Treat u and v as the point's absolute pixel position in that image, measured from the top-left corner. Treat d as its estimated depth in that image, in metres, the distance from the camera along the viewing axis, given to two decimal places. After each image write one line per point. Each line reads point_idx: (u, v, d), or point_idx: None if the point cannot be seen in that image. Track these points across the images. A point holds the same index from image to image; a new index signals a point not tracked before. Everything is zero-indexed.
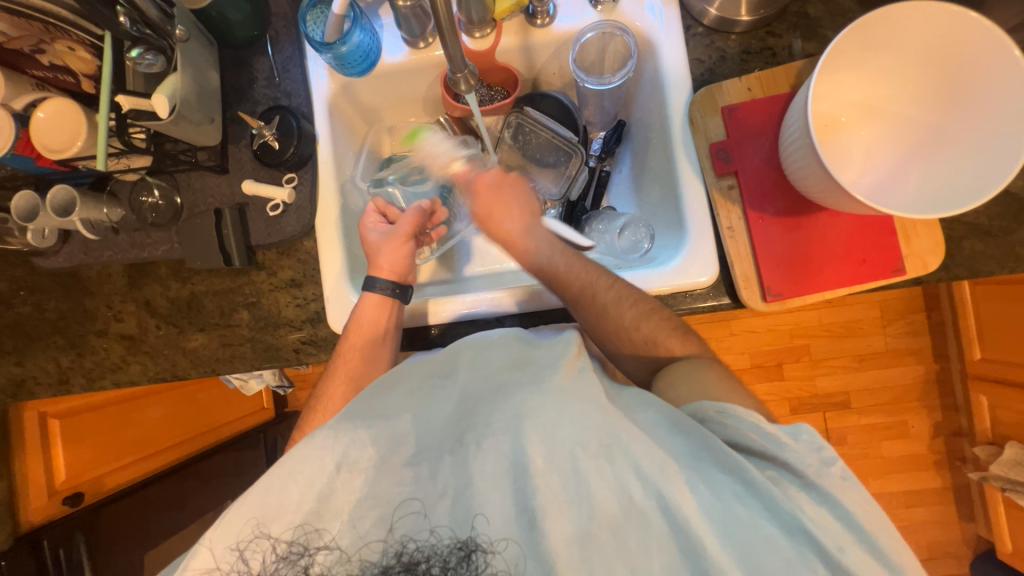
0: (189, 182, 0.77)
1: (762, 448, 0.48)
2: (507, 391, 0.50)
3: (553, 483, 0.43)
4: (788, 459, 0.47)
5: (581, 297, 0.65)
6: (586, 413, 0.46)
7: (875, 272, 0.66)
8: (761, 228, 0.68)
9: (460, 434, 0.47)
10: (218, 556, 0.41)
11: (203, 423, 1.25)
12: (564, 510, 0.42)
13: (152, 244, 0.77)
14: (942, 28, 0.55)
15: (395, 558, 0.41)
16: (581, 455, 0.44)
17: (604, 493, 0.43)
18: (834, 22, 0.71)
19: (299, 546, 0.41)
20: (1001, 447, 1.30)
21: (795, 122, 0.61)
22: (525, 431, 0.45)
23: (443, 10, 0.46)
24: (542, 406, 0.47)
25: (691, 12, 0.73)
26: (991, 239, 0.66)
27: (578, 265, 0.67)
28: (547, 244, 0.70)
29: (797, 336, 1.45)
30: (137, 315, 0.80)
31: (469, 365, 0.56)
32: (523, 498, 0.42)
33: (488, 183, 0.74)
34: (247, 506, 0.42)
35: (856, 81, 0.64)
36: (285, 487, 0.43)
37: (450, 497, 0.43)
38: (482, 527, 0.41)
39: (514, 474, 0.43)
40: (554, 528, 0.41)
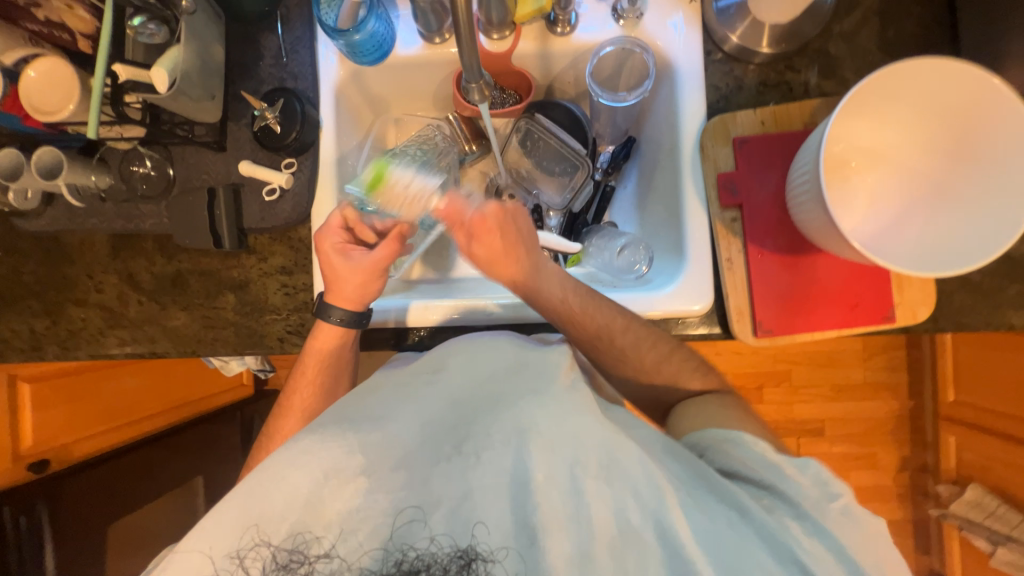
0: (184, 156, 0.75)
1: (762, 479, 0.48)
2: (506, 402, 0.49)
3: (553, 500, 0.42)
4: (787, 490, 0.47)
5: (598, 338, 0.64)
6: (589, 428, 0.45)
7: (864, 317, 0.67)
8: (759, 263, 0.68)
9: (458, 442, 0.46)
10: (217, 564, 0.40)
11: (173, 398, 1.24)
12: (563, 528, 0.42)
13: (140, 216, 0.75)
14: (962, 85, 0.55)
15: (395, 566, 0.40)
16: (581, 474, 0.44)
17: (602, 514, 0.43)
18: (853, 63, 0.71)
19: (298, 555, 0.40)
20: (962, 487, 1.34)
21: (806, 161, 0.60)
22: (526, 448, 0.44)
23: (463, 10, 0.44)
24: (541, 422, 0.46)
25: (712, 37, 0.72)
26: (980, 293, 0.67)
27: (592, 306, 0.64)
28: (558, 287, 0.64)
29: (780, 361, 1.47)
30: (119, 287, 0.77)
31: (460, 366, 0.53)
32: (523, 514, 0.42)
33: (488, 224, 0.63)
34: (232, 509, 0.42)
35: (869, 128, 0.64)
36: (263, 490, 0.42)
37: (447, 508, 0.42)
38: (483, 536, 0.41)
39: (513, 490, 0.43)
40: (554, 548, 0.41)
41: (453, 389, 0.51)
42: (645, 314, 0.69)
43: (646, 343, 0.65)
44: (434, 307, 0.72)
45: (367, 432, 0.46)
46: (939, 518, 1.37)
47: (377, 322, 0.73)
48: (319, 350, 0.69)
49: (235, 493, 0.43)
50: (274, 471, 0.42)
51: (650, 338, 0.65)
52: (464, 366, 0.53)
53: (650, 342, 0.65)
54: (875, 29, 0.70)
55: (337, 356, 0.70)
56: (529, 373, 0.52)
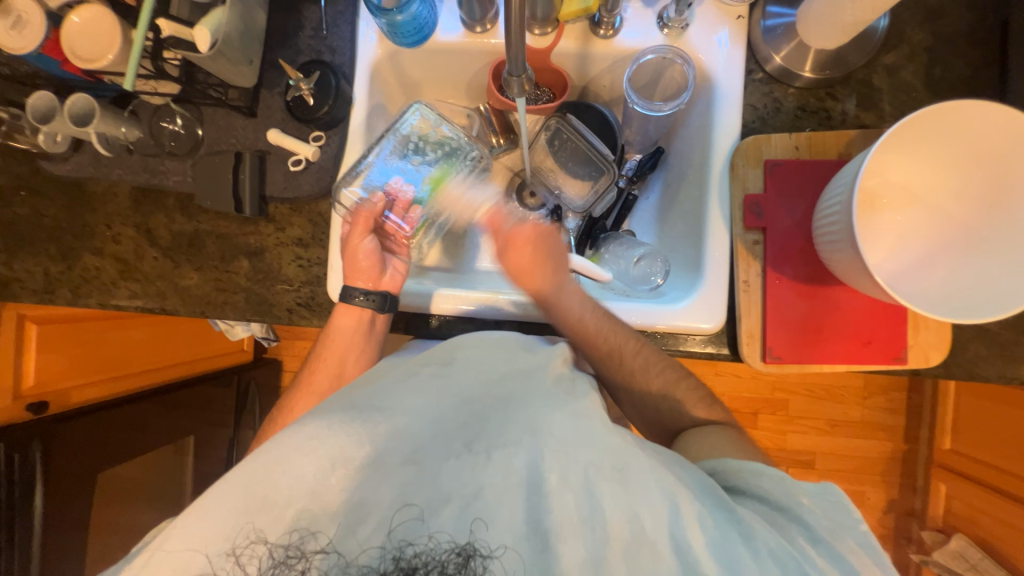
0: (214, 117, 0.75)
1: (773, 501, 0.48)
2: (520, 401, 0.50)
3: (568, 503, 0.42)
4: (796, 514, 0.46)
5: (610, 357, 0.66)
6: (601, 435, 0.46)
7: (876, 355, 0.66)
8: (777, 288, 0.68)
9: (468, 440, 0.45)
10: (213, 563, 0.39)
11: (173, 355, 1.24)
12: (576, 534, 0.41)
13: (164, 172, 0.75)
14: (1005, 131, 0.54)
15: (392, 563, 0.39)
16: (595, 476, 0.43)
17: (618, 520, 0.42)
18: (895, 98, 0.70)
19: (296, 550, 0.39)
20: (947, 536, 1.33)
21: (838, 192, 0.59)
22: (540, 450, 0.44)
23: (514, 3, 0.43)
24: (555, 424, 0.47)
25: (755, 56, 0.72)
26: (995, 345, 0.66)
27: (607, 320, 0.66)
28: (578, 301, 0.67)
29: (779, 388, 1.46)
30: (136, 240, 0.78)
31: (469, 360, 0.55)
32: (535, 516, 0.41)
33: (524, 237, 0.73)
34: (230, 487, 0.41)
35: (904, 164, 0.63)
36: (263, 473, 0.42)
37: (456, 505, 0.41)
38: (481, 532, 0.40)
39: (528, 491, 0.42)
40: (567, 554, 0.40)
41: (463, 385, 0.52)
42: (654, 326, 0.69)
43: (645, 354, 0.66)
44: (450, 296, 0.72)
45: (371, 417, 0.46)
46: (919, 564, 1.37)
47: None
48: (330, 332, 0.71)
49: (232, 473, 0.42)
50: (280, 449, 0.43)
51: None
52: (472, 363, 0.55)
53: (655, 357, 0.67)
54: (921, 66, 0.69)
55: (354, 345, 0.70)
56: (538, 379, 0.53)
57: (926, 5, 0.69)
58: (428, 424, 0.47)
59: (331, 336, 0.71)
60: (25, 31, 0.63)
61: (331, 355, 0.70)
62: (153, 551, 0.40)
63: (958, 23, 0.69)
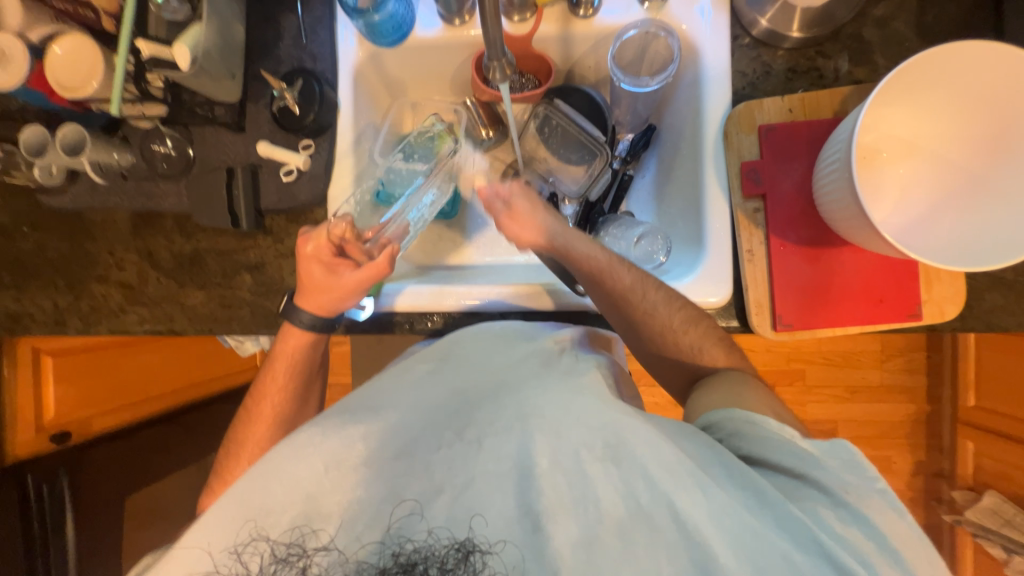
0: (203, 136, 0.75)
1: (792, 467, 0.46)
2: (512, 387, 0.50)
3: (559, 485, 0.41)
4: (820, 477, 0.45)
5: (630, 296, 0.64)
6: (592, 412, 0.45)
7: (889, 314, 0.65)
8: (781, 255, 0.66)
9: (460, 429, 0.45)
10: (217, 559, 0.39)
11: (189, 377, 1.19)
12: (569, 513, 0.40)
13: (160, 195, 0.76)
14: (1002, 73, 0.52)
15: (392, 559, 0.38)
16: (587, 456, 0.42)
17: (611, 497, 0.41)
18: (887, 50, 0.68)
19: (297, 547, 0.39)
20: (979, 494, 1.31)
21: (837, 148, 0.58)
22: (531, 432, 0.44)
23: None
24: (546, 406, 0.46)
25: (741, 21, 0.70)
26: (1013, 293, 0.65)
27: (621, 264, 0.65)
28: (587, 247, 0.66)
29: (793, 359, 1.45)
30: (139, 264, 0.79)
31: (469, 353, 0.56)
32: (527, 500, 0.40)
33: (521, 205, 0.69)
34: (236, 498, 0.41)
35: (902, 115, 0.61)
36: (264, 481, 0.41)
37: (448, 497, 0.40)
38: (481, 528, 0.39)
39: (518, 475, 0.42)
40: (559, 533, 0.39)
41: (457, 380, 0.52)
42: None
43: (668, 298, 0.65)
44: (448, 292, 0.71)
45: (373, 421, 0.46)
46: (953, 524, 1.35)
47: (391, 306, 0.72)
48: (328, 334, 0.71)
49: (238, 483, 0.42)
50: (284, 454, 0.42)
51: (668, 320, 0.64)
52: (469, 357, 0.55)
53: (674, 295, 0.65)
54: (911, 15, 0.67)
55: (301, 362, 0.71)
56: (532, 362, 0.53)
57: None
58: (426, 417, 0.47)
59: (277, 352, 0.71)
60: (8, 68, 0.64)
61: (283, 370, 0.70)
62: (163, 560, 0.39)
63: None
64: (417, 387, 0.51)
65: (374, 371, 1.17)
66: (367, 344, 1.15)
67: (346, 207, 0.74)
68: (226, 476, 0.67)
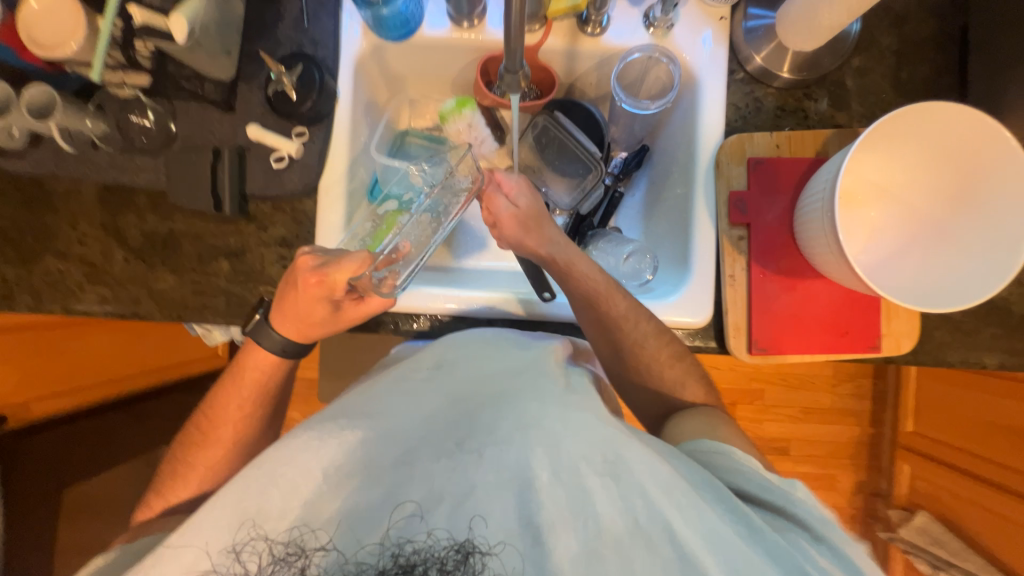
0: (188, 112, 0.72)
1: (773, 500, 0.48)
2: (509, 398, 0.49)
3: (558, 498, 0.42)
4: (800, 512, 0.47)
5: (614, 321, 0.66)
6: (592, 428, 0.46)
7: (853, 344, 0.69)
8: (761, 282, 0.70)
9: (460, 439, 0.45)
10: (214, 558, 0.40)
11: (133, 365, 1.11)
12: (571, 529, 0.41)
13: (135, 169, 0.72)
14: (968, 135, 0.58)
15: (391, 559, 0.39)
16: (586, 470, 0.43)
17: (610, 512, 0.42)
18: (865, 99, 0.73)
19: (295, 547, 0.40)
20: (911, 514, 1.42)
21: (819, 185, 0.62)
22: (531, 444, 0.44)
23: (515, 14, 0.44)
24: (546, 419, 0.46)
25: (737, 56, 0.74)
26: (958, 332, 0.70)
27: (612, 288, 0.67)
28: (586, 266, 0.68)
29: (755, 379, 1.51)
30: (104, 241, 0.74)
31: (470, 362, 0.56)
32: (528, 512, 0.41)
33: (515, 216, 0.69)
34: (230, 500, 0.41)
35: (878, 162, 0.66)
36: (262, 486, 0.42)
37: (449, 504, 0.41)
38: (480, 529, 0.40)
39: (518, 487, 0.42)
40: (560, 547, 0.40)
41: (455, 387, 0.52)
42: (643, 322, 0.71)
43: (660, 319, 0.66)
44: (436, 295, 0.71)
45: (371, 423, 0.47)
46: (886, 541, 1.45)
47: None
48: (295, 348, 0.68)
49: (238, 480, 0.43)
50: (276, 459, 0.43)
51: (650, 337, 0.66)
52: (468, 365, 0.55)
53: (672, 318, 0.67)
54: (889, 69, 0.73)
55: (269, 388, 0.69)
56: (531, 374, 0.53)
57: (893, 11, 0.73)
58: (422, 426, 0.47)
59: (244, 367, 0.68)
60: None
61: (249, 395, 0.68)
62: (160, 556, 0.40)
63: (923, 27, 0.73)
64: (413, 395, 0.51)
65: (345, 367, 1.14)
66: (339, 339, 1.12)
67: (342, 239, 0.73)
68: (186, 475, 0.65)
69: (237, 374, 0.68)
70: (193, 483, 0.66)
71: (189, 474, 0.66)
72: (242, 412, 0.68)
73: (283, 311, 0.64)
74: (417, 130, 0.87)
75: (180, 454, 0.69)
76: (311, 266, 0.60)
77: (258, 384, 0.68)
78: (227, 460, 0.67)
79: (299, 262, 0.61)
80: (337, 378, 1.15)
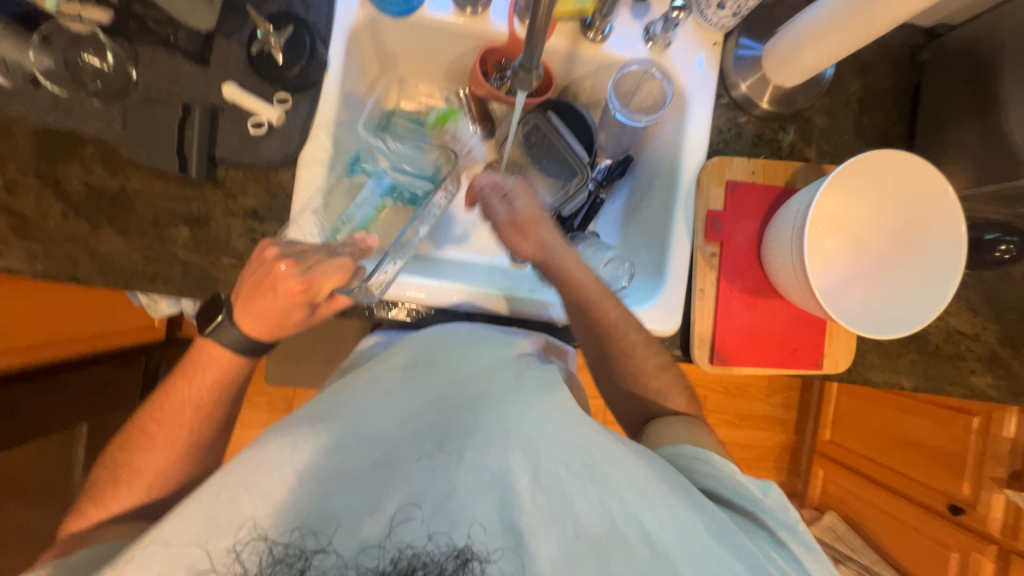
0: (153, 59, 0.66)
1: (745, 506, 0.53)
2: (489, 402, 0.50)
3: (539, 502, 0.44)
4: (765, 518, 0.51)
5: (590, 324, 0.68)
6: (572, 430, 0.47)
7: (800, 361, 0.76)
8: (727, 298, 0.75)
9: (439, 441, 0.47)
10: (214, 558, 0.39)
11: (46, 334, 1.00)
12: (549, 529, 0.43)
13: (82, 116, 0.64)
14: (916, 181, 0.65)
15: (390, 563, 0.39)
16: (565, 473, 0.45)
17: (589, 515, 0.44)
18: (831, 138, 0.80)
19: (296, 549, 0.40)
20: (821, 513, 1.58)
21: (789, 219, 0.67)
22: (510, 449, 0.46)
23: (541, 19, 0.50)
24: (526, 423, 0.47)
25: (724, 82, 0.78)
26: (885, 355, 0.78)
27: (592, 291, 0.68)
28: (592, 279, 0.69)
29: (700, 387, 1.61)
30: (39, 192, 0.65)
31: (448, 363, 0.56)
32: (508, 516, 0.43)
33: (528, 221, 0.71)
34: (201, 506, 0.40)
35: (840, 197, 0.73)
36: (233, 494, 0.40)
37: (431, 507, 0.42)
38: (478, 536, 0.42)
39: (499, 491, 0.44)
40: (540, 549, 0.42)
41: (436, 386, 0.54)
42: None
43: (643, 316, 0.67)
44: (415, 283, 0.69)
45: (354, 425, 0.47)
46: None
47: None
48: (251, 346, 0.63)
49: (204, 492, 0.41)
50: (250, 465, 0.42)
51: (622, 342, 0.68)
52: (445, 363, 0.56)
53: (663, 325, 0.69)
54: (853, 113, 0.80)
55: (224, 387, 0.65)
56: (511, 373, 0.54)
57: (861, 60, 0.80)
58: (405, 425, 0.48)
59: (205, 361, 0.63)
60: None
61: (207, 395, 0.64)
62: (141, 558, 0.39)
63: (883, 79, 0.80)
64: (394, 394, 0.52)
65: (298, 349, 1.08)
66: None
67: (315, 234, 0.68)
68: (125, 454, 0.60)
69: (188, 370, 0.64)
70: (136, 467, 0.61)
71: (133, 462, 0.61)
72: (195, 411, 0.63)
73: (247, 301, 0.59)
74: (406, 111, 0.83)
75: (122, 443, 0.63)
76: (294, 269, 0.57)
77: (212, 379, 0.63)
78: (175, 450, 0.62)
79: (277, 269, 0.57)
80: (289, 361, 1.09)
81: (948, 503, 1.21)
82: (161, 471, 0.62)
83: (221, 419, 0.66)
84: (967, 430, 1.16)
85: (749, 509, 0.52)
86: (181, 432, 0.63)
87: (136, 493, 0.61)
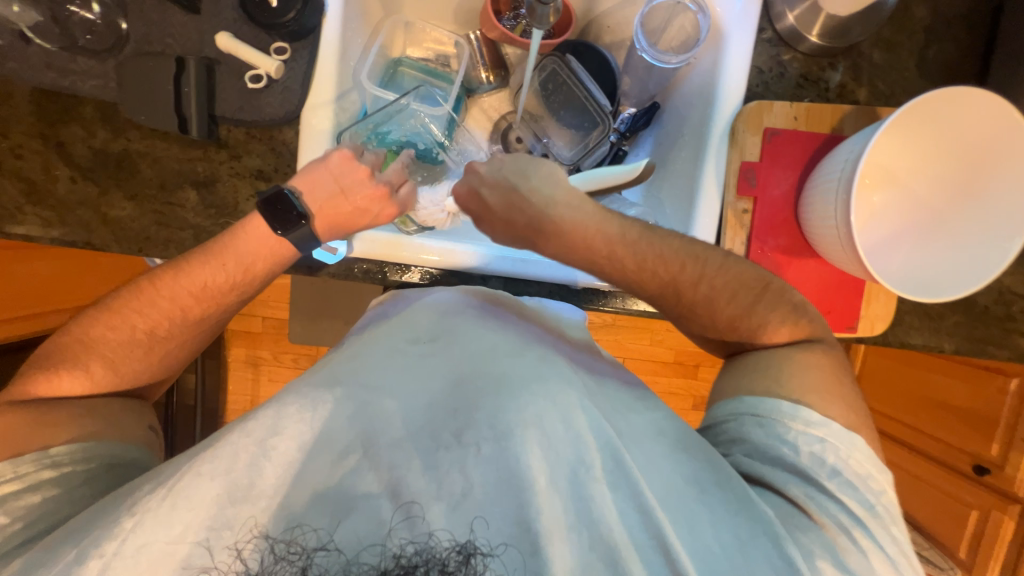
0: (143, 8, 0.62)
1: (795, 494, 0.48)
2: (510, 387, 0.48)
3: (554, 507, 0.42)
4: (813, 511, 0.47)
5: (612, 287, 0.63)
6: (587, 427, 0.46)
7: (833, 324, 0.71)
8: (759, 258, 0.70)
9: (457, 431, 0.45)
10: (217, 556, 0.40)
11: (76, 295, 1.04)
12: (562, 537, 0.42)
13: (77, 74, 0.61)
14: (986, 125, 0.59)
15: (393, 560, 0.39)
16: (583, 474, 0.44)
17: (608, 519, 0.43)
18: (889, 76, 0.70)
19: (298, 547, 0.40)
20: None
21: (834, 173, 0.61)
22: (525, 441, 0.44)
23: None
24: (544, 418, 0.46)
25: (768, 13, 0.69)
26: (928, 319, 0.73)
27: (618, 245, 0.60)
28: (607, 226, 0.60)
29: None
30: (46, 157, 0.64)
31: (463, 343, 0.55)
32: (523, 516, 0.41)
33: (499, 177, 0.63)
34: (223, 472, 0.42)
35: (894, 144, 0.66)
36: (251, 457, 0.43)
37: (445, 502, 0.41)
38: (481, 532, 0.41)
39: (512, 487, 0.42)
40: (555, 555, 0.41)
41: (452, 364, 0.53)
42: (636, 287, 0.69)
43: (688, 262, 0.60)
44: (429, 246, 0.66)
45: (364, 403, 0.47)
46: None
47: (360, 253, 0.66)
48: (249, 259, 0.62)
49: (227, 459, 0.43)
50: (265, 429, 0.44)
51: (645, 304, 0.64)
52: (461, 342, 0.55)
53: (710, 251, 0.61)
54: (917, 46, 0.70)
55: (248, 286, 0.65)
56: (524, 358, 0.52)
57: None
58: (422, 410, 0.47)
59: (195, 274, 0.62)
60: None
61: (194, 303, 0.63)
62: (155, 524, 0.41)
63: (958, 4, 0.69)
64: (412, 372, 0.51)
65: (316, 308, 1.09)
66: (315, 281, 1.07)
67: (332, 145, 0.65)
68: (115, 361, 0.61)
69: (220, 254, 0.62)
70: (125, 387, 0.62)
71: (123, 356, 0.61)
72: (208, 301, 0.63)
73: (315, 199, 0.62)
74: (411, 59, 0.77)
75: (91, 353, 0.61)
76: (389, 199, 0.64)
77: (210, 281, 0.62)
78: (174, 334, 0.63)
79: (335, 160, 0.62)
80: (308, 322, 1.10)
81: (973, 464, 1.18)
82: (150, 348, 0.63)
83: (225, 315, 0.67)
84: (1001, 391, 1.11)
85: (798, 501, 0.48)
86: (185, 313, 0.63)
87: (121, 363, 0.61)
